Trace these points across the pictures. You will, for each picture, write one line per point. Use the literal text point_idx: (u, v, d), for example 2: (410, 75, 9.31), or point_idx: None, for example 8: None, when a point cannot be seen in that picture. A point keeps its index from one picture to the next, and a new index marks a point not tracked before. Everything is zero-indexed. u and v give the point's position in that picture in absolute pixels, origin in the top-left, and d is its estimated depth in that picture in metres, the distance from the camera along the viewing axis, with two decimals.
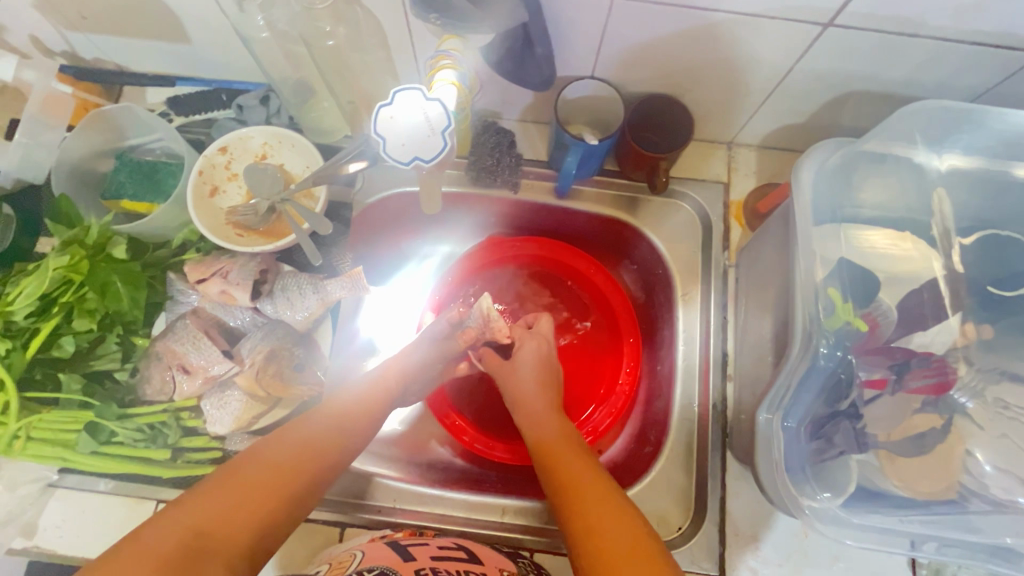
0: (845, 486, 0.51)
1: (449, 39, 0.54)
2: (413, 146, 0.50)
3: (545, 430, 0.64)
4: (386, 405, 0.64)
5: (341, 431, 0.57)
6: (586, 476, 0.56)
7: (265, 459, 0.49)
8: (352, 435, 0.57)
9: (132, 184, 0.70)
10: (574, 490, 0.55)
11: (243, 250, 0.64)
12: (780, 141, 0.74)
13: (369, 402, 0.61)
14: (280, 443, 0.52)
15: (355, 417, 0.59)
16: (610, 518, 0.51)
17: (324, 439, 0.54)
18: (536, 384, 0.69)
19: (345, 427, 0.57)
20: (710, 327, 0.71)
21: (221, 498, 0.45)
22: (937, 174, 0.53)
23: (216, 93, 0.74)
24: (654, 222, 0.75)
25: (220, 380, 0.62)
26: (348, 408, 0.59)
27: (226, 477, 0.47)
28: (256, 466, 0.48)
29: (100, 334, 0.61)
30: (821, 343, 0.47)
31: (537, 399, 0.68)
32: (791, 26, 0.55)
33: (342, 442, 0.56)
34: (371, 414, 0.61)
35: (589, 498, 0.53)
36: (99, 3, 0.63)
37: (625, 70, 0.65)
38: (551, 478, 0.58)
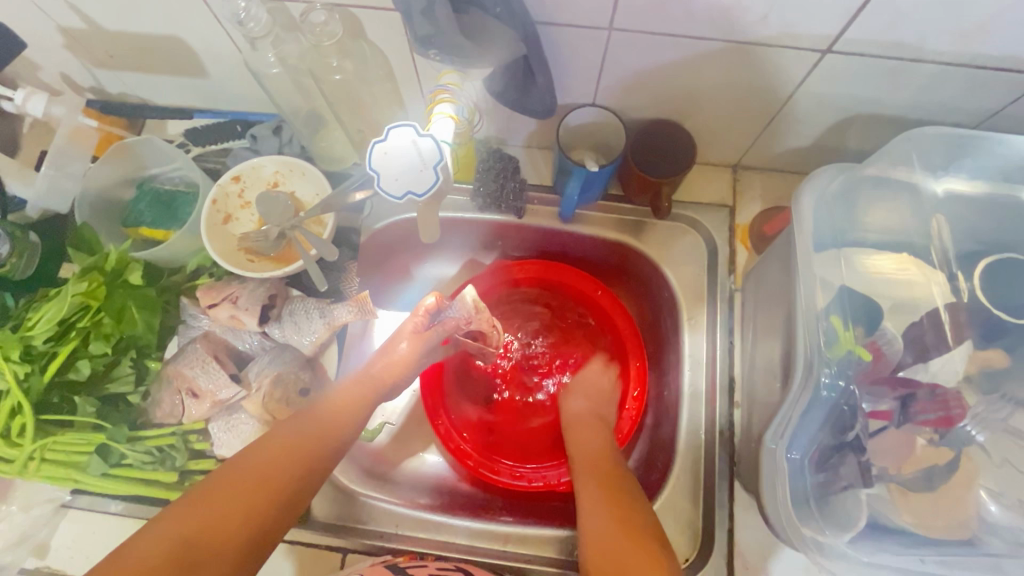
0: (855, 520, 0.49)
1: (449, 74, 0.56)
2: (406, 179, 0.50)
3: (588, 448, 0.68)
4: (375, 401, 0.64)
5: (329, 425, 0.57)
6: (613, 477, 0.63)
7: (255, 464, 0.51)
8: (341, 432, 0.58)
9: (152, 212, 0.73)
10: (601, 500, 0.61)
11: (253, 276, 0.66)
12: (786, 164, 0.74)
13: (359, 393, 0.63)
14: (267, 445, 0.53)
15: (342, 415, 0.59)
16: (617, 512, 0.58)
17: (311, 437, 0.55)
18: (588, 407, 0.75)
19: (332, 423, 0.57)
20: (716, 351, 0.70)
21: (211, 503, 0.47)
22: (936, 198, 0.53)
23: (231, 124, 0.77)
24: (659, 245, 0.75)
25: (227, 405, 0.63)
26: (335, 411, 0.59)
27: (218, 484, 0.49)
28: (246, 469, 0.50)
29: (115, 358, 0.63)
30: (822, 371, 0.46)
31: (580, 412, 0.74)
32: (791, 53, 0.55)
33: (332, 440, 0.56)
34: (358, 411, 0.61)
35: (605, 503, 0.60)
36: (124, 42, 0.67)
37: (627, 97, 0.66)
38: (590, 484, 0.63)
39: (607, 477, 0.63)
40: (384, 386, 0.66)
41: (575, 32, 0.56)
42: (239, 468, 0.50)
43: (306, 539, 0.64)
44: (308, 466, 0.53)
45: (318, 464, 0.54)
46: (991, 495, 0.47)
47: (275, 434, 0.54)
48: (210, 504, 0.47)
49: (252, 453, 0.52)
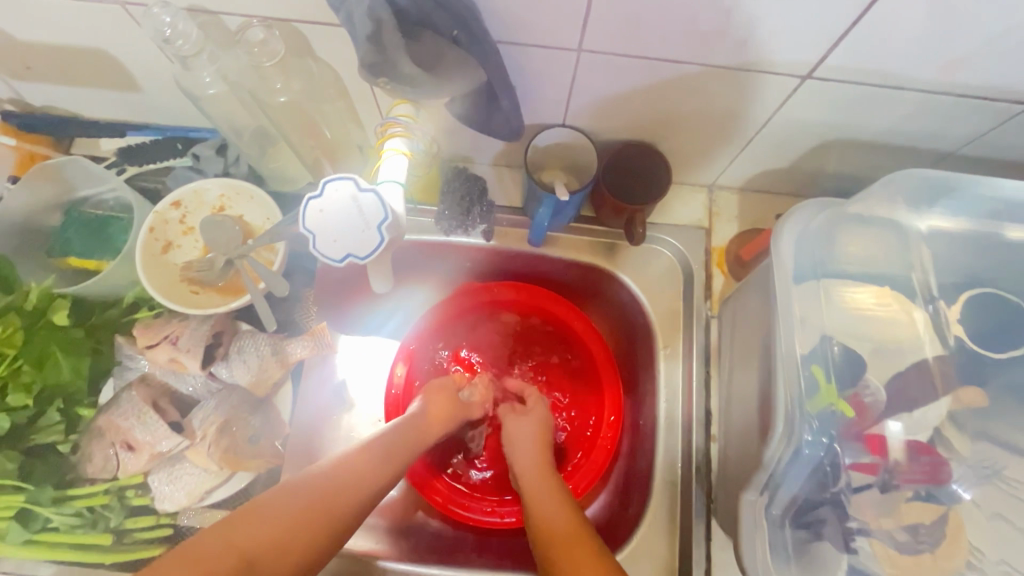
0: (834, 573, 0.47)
1: (400, 105, 0.50)
2: (346, 243, 0.45)
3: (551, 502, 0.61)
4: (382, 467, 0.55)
5: (374, 468, 0.55)
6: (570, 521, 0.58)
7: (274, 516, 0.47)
8: (366, 492, 0.53)
9: (80, 240, 0.66)
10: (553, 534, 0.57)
11: (196, 313, 0.60)
12: (763, 185, 0.71)
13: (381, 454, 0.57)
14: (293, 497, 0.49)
15: (369, 476, 0.54)
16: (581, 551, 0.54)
17: (337, 499, 0.51)
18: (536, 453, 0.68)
19: (359, 483, 0.53)
20: (693, 381, 0.68)
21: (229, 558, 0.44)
22: (919, 234, 0.51)
23: (171, 142, 0.70)
24: (633, 268, 0.73)
25: (170, 456, 0.58)
26: (359, 469, 0.53)
27: (278, 502, 0.48)
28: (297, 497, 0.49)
29: (38, 410, 0.57)
30: (804, 431, 0.44)
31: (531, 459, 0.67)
32: (770, 78, 0.52)
33: (359, 508, 0.52)
34: (385, 469, 0.55)
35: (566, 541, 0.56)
36: (40, 53, 0.60)
37: (598, 118, 0.62)
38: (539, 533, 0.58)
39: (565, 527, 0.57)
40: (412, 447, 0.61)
41: (542, 53, 0.52)
42: (282, 500, 0.48)
43: None
44: (332, 530, 0.49)
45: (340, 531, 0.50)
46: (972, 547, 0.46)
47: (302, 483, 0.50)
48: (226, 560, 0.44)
49: (276, 505, 0.48)
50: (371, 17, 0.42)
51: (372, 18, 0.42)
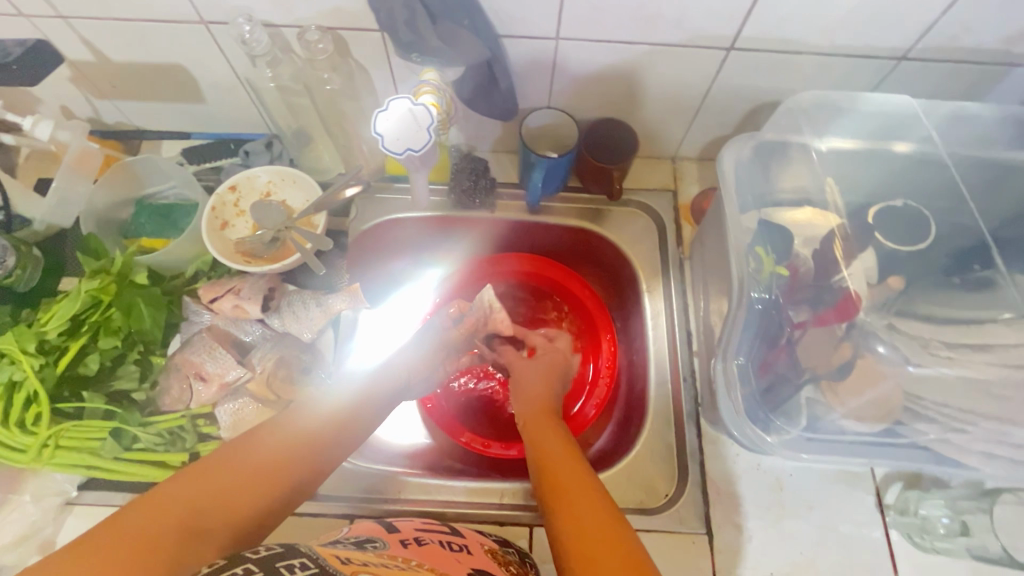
0: (797, 416, 0.60)
1: (428, 71, 0.64)
2: (406, 139, 0.60)
3: (549, 453, 0.64)
4: (361, 417, 0.64)
5: (332, 433, 0.60)
6: (582, 477, 0.59)
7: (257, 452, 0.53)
8: (338, 442, 0.60)
9: (151, 224, 0.79)
10: (566, 488, 0.57)
11: (253, 269, 0.72)
12: (716, 152, 0.87)
13: (364, 397, 0.66)
14: (269, 441, 0.55)
15: (327, 439, 0.59)
16: (585, 503, 0.55)
17: (314, 442, 0.57)
18: (541, 387, 0.76)
19: (334, 432, 0.60)
20: (674, 311, 0.80)
21: (214, 484, 0.48)
22: (819, 154, 0.65)
23: (225, 143, 0.84)
24: (616, 228, 0.86)
25: (233, 387, 0.68)
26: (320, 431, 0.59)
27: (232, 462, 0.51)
28: (261, 455, 0.53)
29: (122, 353, 0.67)
30: (753, 288, 0.58)
31: (535, 402, 0.74)
32: (703, 52, 0.68)
33: (340, 444, 0.60)
34: (341, 435, 0.60)
35: (579, 496, 0.56)
36: (129, 72, 0.75)
37: (576, 99, 0.77)
38: (548, 482, 0.59)
39: (571, 475, 0.59)
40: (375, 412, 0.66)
41: (529, 43, 0.67)
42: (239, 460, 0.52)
43: (314, 510, 0.67)
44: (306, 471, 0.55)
45: (314, 472, 0.56)
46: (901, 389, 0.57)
47: (285, 426, 0.57)
48: (219, 482, 0.49)
49: (270, 436, 0.55)
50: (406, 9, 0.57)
51: (407, 9, 0.58)
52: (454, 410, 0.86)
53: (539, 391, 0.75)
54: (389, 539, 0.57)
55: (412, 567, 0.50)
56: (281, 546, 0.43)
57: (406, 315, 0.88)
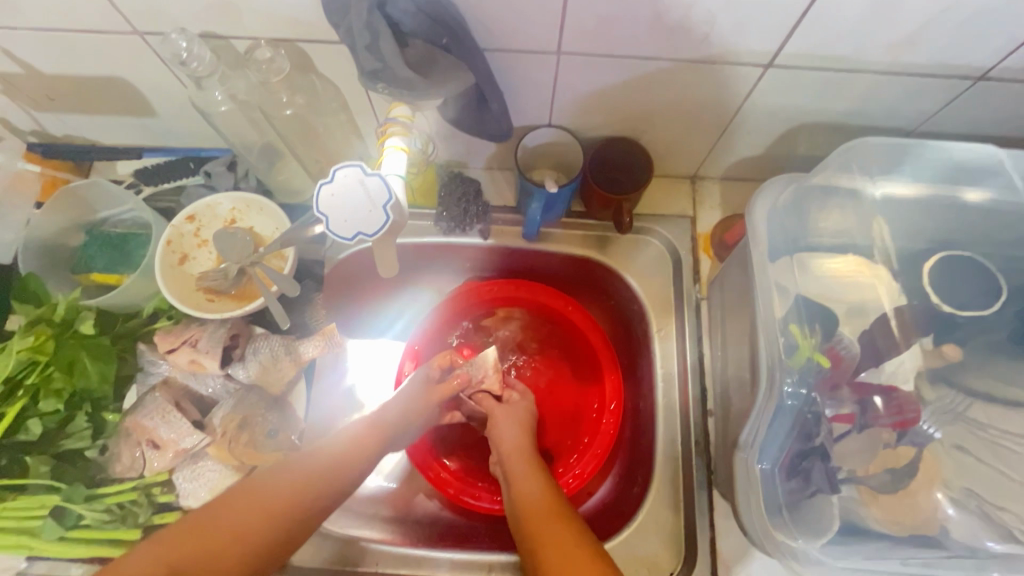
0: (828, 524, 0.50)
1: (398, 107, 0.54)
2: (355, 221, 0.49)
3: (523, 480, 0.64)
4: (372, 451, 0.61)
5: (333, 469, 0.56)
6: (552, 508, 0.60)
7: (231, 516, 0.50)
8: (344, 476, 0.57)
9: (102, 256, 0.70)
10: (537, 521, 0.58)
11: (211, 317, 0.64)
12: (743, 172, 0.76)
13: (372, 434, 0.62)
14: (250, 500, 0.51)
15: (330, 476, 0.55)
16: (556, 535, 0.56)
17: (301, 496, 0.53)
18: (517, 427, 0.71)
19: (328, 471, 0.56)
20: (688, 361, 0.71)
21: (184, 551, 0.47)
22: (874, 201, 0.55)
23: (184, 161, 0.74)
24: (625, 258, 0.76)
25: (192, 453, 0.61)
26: (320, 466, 0.56)
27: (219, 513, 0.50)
28: (254, 501, 0.52)
29: (68, 414, 0.60)
30: (785, 380, 0.48)
31: (516, 436, 0.70)
32: (735, 69, 0.57)
33: (345, 479, 0.57)
34: (346, 471, 0.57)
35: (549, 530, 0.57)
36: (64, 85, 0.65)
37: (581, 117, 0.66)
38: (523, 512, 0.61)
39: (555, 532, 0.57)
40: (383, 438, 0.63)
41: (525, 57, 0.56)
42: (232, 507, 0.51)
43: None
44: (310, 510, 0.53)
45: (314, 511, 0.53)
46: (948, 498, 0.48)
47: (284, 469, 0.55)
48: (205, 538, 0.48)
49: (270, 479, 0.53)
50: (368, 28, 0.47)
51: (368, 31, 0.47)
52: (432, 439, 0.78)
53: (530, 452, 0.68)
54: None
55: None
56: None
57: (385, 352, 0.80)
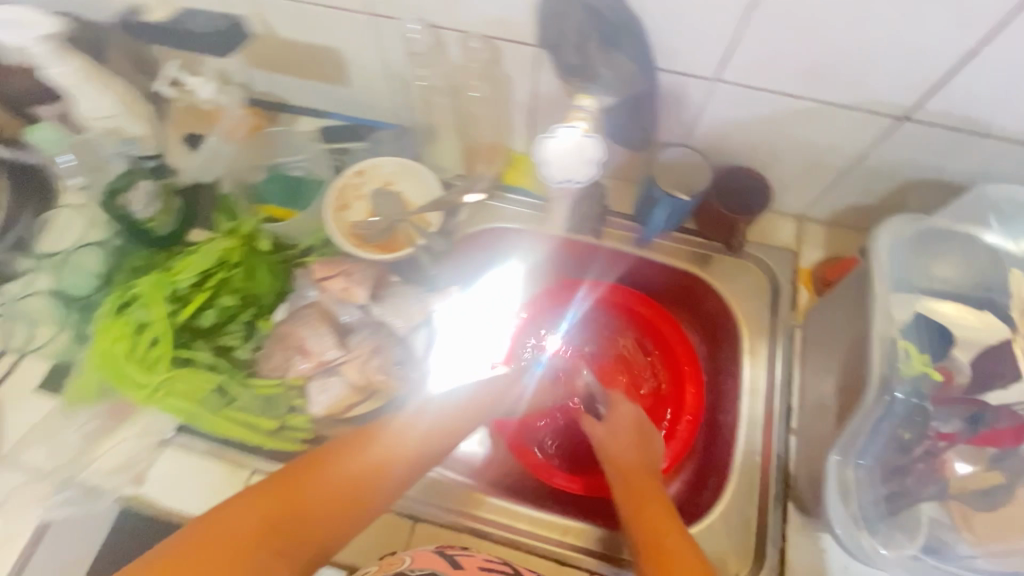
0: (914, 536, 0.54)
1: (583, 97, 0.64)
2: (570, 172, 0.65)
3: (625, 456, 0.69)
4: (453, 440, 0.63)
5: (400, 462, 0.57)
6: (657, 492, 0.64)
7: (311, 491, 0.53)
8: (409, 468, 0.58)
9: (278, 195, 0.82)
10: (644, 499, 0.63)
11: (366, 256, 0.74)
12: (849, 221, 0.81)
13: (468, 414, 0.65)
14: (329, 480, 0.53)
15: (404, 464, 0.58)
16: (658, 514, 0.61)
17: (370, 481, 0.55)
18: (633, 416, 0.74)
19: (405, 460, 0.58)
20: (775, 381, 0.75)
21: (272, 514, 0.50)
22: (998, 250, 0.60)
23: (356, 127, 0.86)
24: (725, 278, 0.81)
25: (329, 366, 0.70)
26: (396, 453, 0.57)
27: (297, 481, 0.53)
28: (326, 477, 0.53)
29: (236, 312, 0.70)
30: (898, 385, 0.50)
31: (625, 428, 0.73)
32: (872, 117, 0.64)
33: (417, 465, 0.59)
34: (417, 463, 0.58)
35: (654, 509, 0.61)
36: (289, 48, 0.78)
37: (715, 141, 0.74)
38: (626, 486, 0.66)
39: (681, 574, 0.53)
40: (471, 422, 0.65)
41: (685, 80, 0.65)
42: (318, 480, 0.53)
43: (383, 504, 0.67)
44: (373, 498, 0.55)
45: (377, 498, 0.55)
46: None
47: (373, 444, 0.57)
48: (302, 501, 0.52)
49: (341, 463, 0.55)
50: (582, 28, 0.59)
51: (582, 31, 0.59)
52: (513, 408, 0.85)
53: (634, 434, 0.72)
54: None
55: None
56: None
57: (496, 319, 0.86)
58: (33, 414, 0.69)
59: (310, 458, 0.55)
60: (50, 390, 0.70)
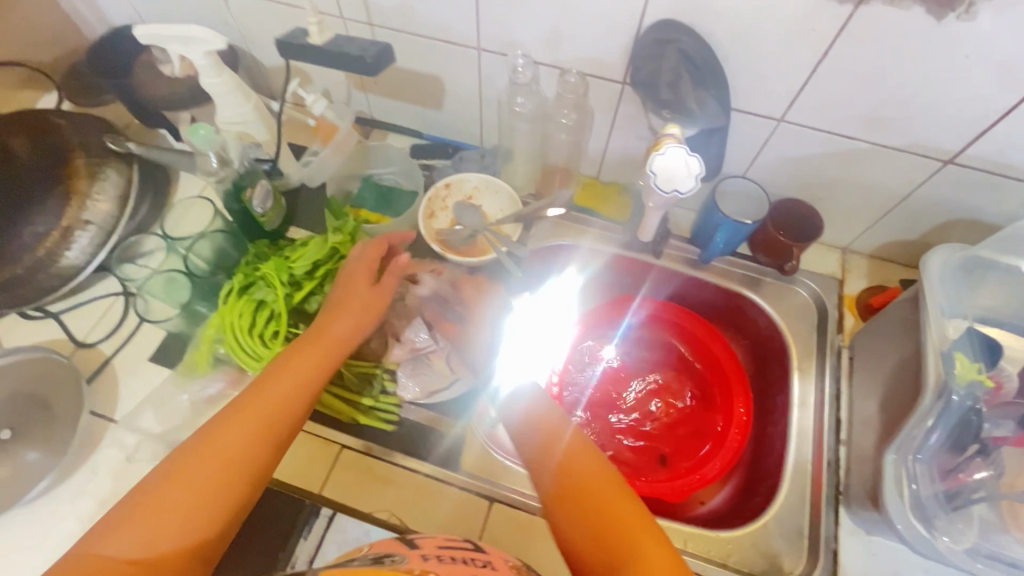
0: (969, 534, 0.59)
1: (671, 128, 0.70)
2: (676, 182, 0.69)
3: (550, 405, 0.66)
4: (313, 386, 0.61)
5: (257, 428, 0.56)
6: (604, 468, 0.58)
7: (208, 471, 0.52)
8: (275, 421, 0.57)
9: (372, 200, 0.91)
10: (572, 445, 0.60)
11: (456, 259, 0.83)
12: (891, 254, 0.89)
13: (328, 358, 0.63)
14: (210, 458, 0.52)
15: (272, 412, 0.57)
16: (616, 497, 0.54)
17: (244, 443, 0.55)
18: None
19: (257, 427, 0.56)
20: (824, 395, 0.80)
21: (145, 500, 0.49)
22: None
23: (444, 146, 0.97)
24: (775, 300, 0.88)
25: (418, 354, 0.78)
26: (262, 409, 0.57)
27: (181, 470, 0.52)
28: (217, 468, 0.52)
29: None
30: (954, 391, 0.57)
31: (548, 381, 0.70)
32: (919, 160, 0.72)
33: (277, 413, 0.58)
34: (283, 416, 0.58)
35: (615, 502, 0.54)
36: (396, 75, 0.88)
37: (772, 175, 0.82)
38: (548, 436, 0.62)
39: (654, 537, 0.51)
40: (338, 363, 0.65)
41: (751, 119, 0.75)
42: (193, 458, 0.52)
43: (460, 482, 0.72)
44: (249, 466, 0.54)
45: (261, 472, 0.55)
46: None
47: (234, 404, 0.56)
48: (194, 477, 0.52)
49: (215, 436, 0.54)
50: (674, 70, 0.68)
51: (674, 72, 0.68)
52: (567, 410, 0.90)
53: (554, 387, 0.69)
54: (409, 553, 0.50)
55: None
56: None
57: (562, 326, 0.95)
58: (150, 383, 0.76)
59: (182, 451, 0.53)
60: (167, 361, 0.78)
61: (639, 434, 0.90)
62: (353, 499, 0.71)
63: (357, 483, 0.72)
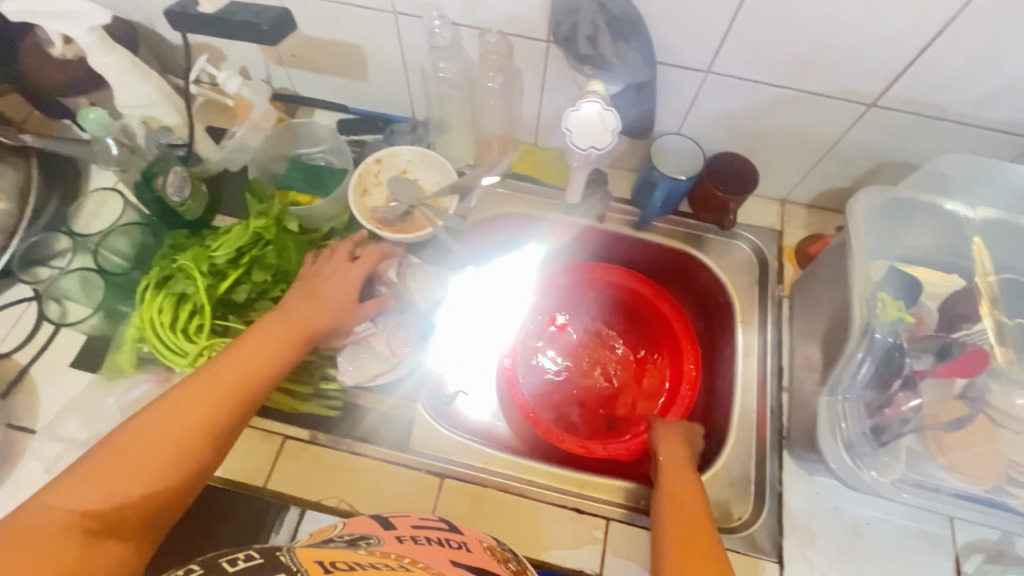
0: (892, 467, 0.62)
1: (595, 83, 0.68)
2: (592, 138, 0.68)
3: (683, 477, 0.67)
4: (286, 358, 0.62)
5: (230, 390, 0.57)
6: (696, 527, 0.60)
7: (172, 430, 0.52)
8: (250, 384, 0.58)
9: (302, 181, 0.86)
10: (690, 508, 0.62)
11: (391, 236, 0.79)
12: (827, 203, 0.90)
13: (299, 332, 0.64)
14: (182, 413, 0.53)
15: (246, 376, 0.58)
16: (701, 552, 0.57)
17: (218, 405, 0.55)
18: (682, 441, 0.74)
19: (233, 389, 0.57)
20: (767, 345, 0.82)
21: (107, 458, 0.49)
22: (972, 222, 0.67)
23: (375, 120, 0.93)
24: (718, 256, 0.89)
25: (357, 340, 0.75)
26: (234, 373, 0.58)
27: (148, 429, 0.52)
28: (181, 423, 0.53)
29: (268, 288, 0.74)
30: (877, 328, 0.59)
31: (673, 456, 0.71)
32: (845, 105, 0.72)
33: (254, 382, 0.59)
34: (259, 380, 0.59)
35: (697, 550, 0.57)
36: (314, 47, 0.83)
37: (706, 129, 0.81)
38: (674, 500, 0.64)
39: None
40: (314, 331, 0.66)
41: (679, 72, 0.73)
42: (156, 419, 0.53)
43: (409, 462, 0.72)
44: (220, 424, 0.55)
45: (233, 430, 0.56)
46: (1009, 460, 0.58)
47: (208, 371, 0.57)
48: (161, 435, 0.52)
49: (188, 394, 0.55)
50: (592, 24, 0.66)
51: (592, 25, 0.66)
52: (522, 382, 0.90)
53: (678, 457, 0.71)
54: (384, 535, 0.51)
55: (401, 565, 0.43)
56: (201, 566, 0.39)
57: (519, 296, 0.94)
58: (72, 390, 0.72)
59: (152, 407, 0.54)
60: (89, 366, 0.73)
61: (597, 400, 0.91)
62: (296, 488, 0.69)
63: (302, 473, 0.70)
